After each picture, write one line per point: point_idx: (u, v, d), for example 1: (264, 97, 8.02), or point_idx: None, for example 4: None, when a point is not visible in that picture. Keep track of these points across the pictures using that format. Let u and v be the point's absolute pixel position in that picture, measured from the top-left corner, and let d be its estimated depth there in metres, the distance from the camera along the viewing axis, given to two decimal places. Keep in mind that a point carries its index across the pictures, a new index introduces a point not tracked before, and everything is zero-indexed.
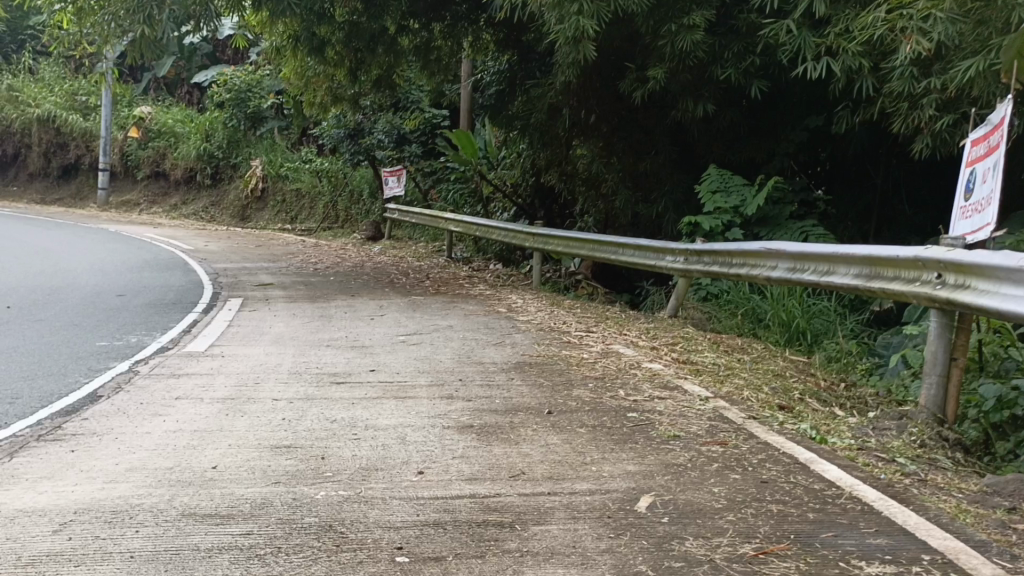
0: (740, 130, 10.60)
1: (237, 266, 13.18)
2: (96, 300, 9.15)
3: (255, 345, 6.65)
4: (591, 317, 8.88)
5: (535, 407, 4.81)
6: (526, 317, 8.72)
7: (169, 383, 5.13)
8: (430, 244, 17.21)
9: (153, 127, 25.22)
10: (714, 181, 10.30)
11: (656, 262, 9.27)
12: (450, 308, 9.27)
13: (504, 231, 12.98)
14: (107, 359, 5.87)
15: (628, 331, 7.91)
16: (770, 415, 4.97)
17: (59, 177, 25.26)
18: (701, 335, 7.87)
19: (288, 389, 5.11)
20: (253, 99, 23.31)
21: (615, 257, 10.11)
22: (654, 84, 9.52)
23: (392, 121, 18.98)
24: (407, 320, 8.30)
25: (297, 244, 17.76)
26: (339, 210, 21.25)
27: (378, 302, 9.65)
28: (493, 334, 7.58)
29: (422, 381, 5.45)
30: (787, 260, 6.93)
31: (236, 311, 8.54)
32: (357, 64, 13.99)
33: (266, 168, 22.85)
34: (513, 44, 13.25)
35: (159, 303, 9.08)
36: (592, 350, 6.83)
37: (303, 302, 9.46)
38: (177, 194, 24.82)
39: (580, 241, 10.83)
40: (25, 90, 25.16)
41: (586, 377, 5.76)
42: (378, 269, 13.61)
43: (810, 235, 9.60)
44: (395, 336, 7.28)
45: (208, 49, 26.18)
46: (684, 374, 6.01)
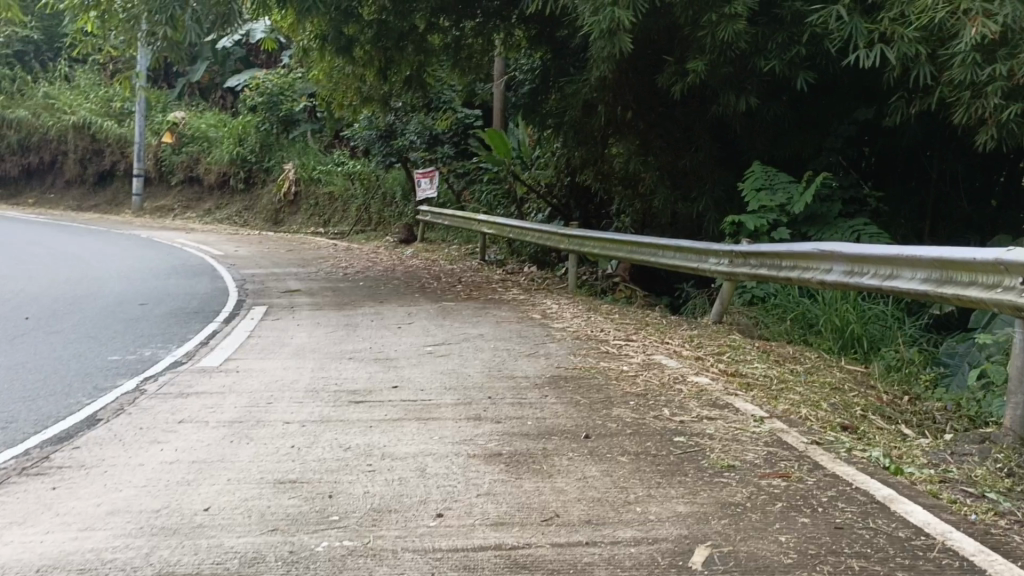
0: (786, 124, 9.99)
1: (265, 272, 12.93)
2: (117, 310, 8.92)
3: (274, 358, 6.28)
4: (631, 324, 8.36)
5: (570, 430, 4.34)
6: (562, 324, 8.24)
7: (175, 404, 4.77)
8: (462, 247, 16.83)
9: (187, 132, 25.31)
10: (759, 178, 9.70)
11: (699, 265, 8.72)
12: (481, 315, 8.84)
13: (538, 233, 12.53)
14: (114, 377, 5.55)
15: (671, 339, 7.39)
16: (834, 438, 4.41)
17: (95, 183, 25.43)
18: (749, 343, 7.33)
19: (303, 409, 4.71)
20: (284, 102, 23.23)
21: (655, 259, 9.59)
22: (694, 77, 8.96)
23: (424, 122, 18.65)
24: (436, 329, 7.88)
25: (329, 247, 17.50)
26: (372, 213, 21.00)
27: (406, 309, 9.26)
28: (526, 343, 7.12)
29: (448, 399, 5.00)
30: (843, 262, 6.33)
31: (258, 320, 8.22)
32: (386, 64, 13.65)
33: (299, 171, 22.70)
34: (545, 40, 12.76)
35: (180, 312, 8.82)
36: (632, 362, 6.34)
37: (329, 310, 9.11)
38: (211, 198, 24.83)
39: (617, 243, 10.33)
40: (61, 98, 25.51)
41: (627, 393, 5.27)
42: (409, 273, 13.25)
43: (863, 234, 8.97)
44: (422, 347, 6.86)
45: (241, 54, 26.14)
46: (733, 389, 5.49)
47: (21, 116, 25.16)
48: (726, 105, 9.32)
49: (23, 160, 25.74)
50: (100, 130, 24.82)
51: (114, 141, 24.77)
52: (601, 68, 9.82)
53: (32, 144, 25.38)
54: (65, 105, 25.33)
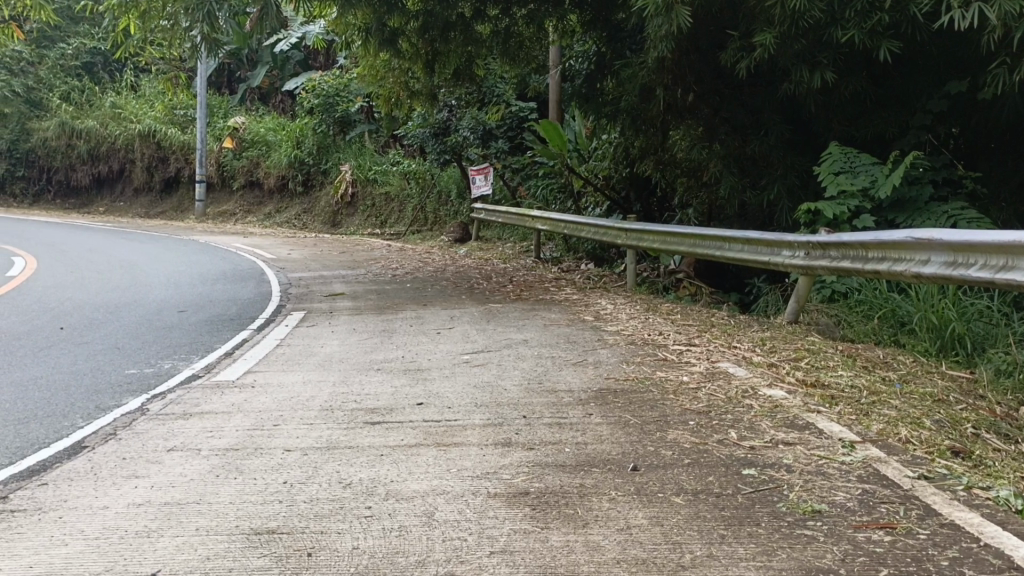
0: (866, 101, 9.00)
1: (313, 275, 12.58)
2: (153, 317, 8.62)
3: (296, 370, 5.74)
4: (693, 326, 7.57)
5: (614, 460, 3.64)
6: (616, 327, 7.52)
7: (170, 427, 4.25)
8: (518, 245, 16.22)
9: (246, 136, 25.40)
10: (837, 160, 8.76)
11: (771, 258, 7.84)
12: (529, 317, 8.20)
13: (595, 228, 11.81)
14: (121, 394, 5.08)
15: (739, 344, 6.59)
16: (945, 467, 3.58)
17: (160, 191, 25.81)
18: (831, 347, 6.46)
19: (310, 434, 4.12)
20: (340, 104, 22.87)
21: (721, 254, 8.76)
22: (761, 52, 8.09)
23: (477, 117, 18.04)
24: (477, 334, 7.26)
25: (383, 249, 17.13)
26: (428, 213, 20.61)
27: (451, 311, 8.70)
28: (574, 350, 6.43)
29: (476, 420, 4.36)
30: (944, 252, 5.40)
31: (292, 327, 7.76)
32: (433, 55, 13.12)
33: (356, 172, 22.43)
34: (600, 22, 11.96)
35: (217, 319, 8.46)
36: (693, 371, 5.57)
37: (369, 314, 8.59)
38: (272, 202, 24.88)
39: (679, 236, 9.53)
40: (127, 108, 25.98)
41: (687, 411, 4.52)
42: (461, 273, 12.71)
43: (959, 219, 7.96)
44: (459, 356, 6.25)
45: (299, 57, 26.05)
46: (814, 404, 4.67)
47: (89, 126, 25.70)
48: (797, 82, 8.42)
49: (92, 170, 26.31)
50: (163, 138, 25.16)
51: (177, 148, 25.07)
52: (659, 49, 9.03)
53: (100, 153, 25.92)
54: (130, 114, 25.75)
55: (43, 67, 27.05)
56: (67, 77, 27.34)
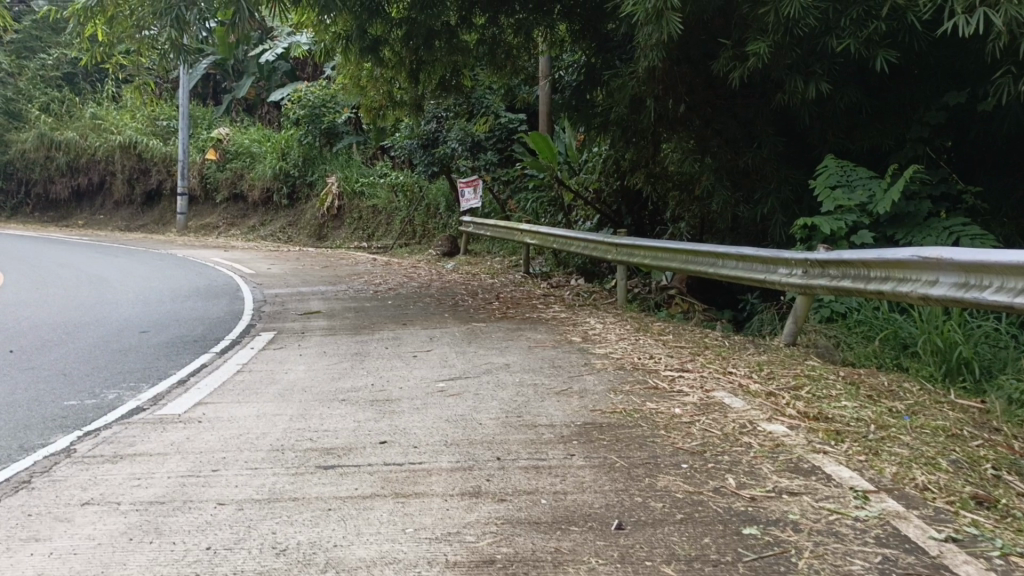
0: (864, 112, 8.58)
1: (291, 291, 12.06)
2: (113, 339, 8.09)
3: (251, 402, 5.22)
4: (685, 348, 7.10)
5: (595, 516, 3.16)
6: (604, 349, 7.05)
7: (93, 474, 3.74)
8: (506, 259, 15.76)
9: (230, 148, 24.86)
10: (833, 174, 8.31)
11: (768, 276, 7.39)
12: (513, 338, 7.71)
13: (584, 242, 11.36)
14: (50, 432, 4.56)
15: (735, 370, 6.12)
16: (971, 523, 3.09)
17: (143, 204, 25.24)
18: (832, 373, 5.99)
19: (251, 482, 3.62)
20: (327, 115, 22.34)
21: (714, 270, 8.31)
22: (754, 61, 7.66)
23: (465, 128, 17.54)
24: (456, 357, 6.78)
25: (368, 263, 16.63)
26: (416, 226, 20.14)
27: (430, 331, 8.20)
28: (559, 377, 5.93)
29: (442, 464, 3.87)
30: (953, 273, 4.93)
31: (257, 350, 7.24)
32: (417, 64, 12.66)
33: (342, 185, 21.93)
34: (589, 31, 11.52)
35: (179, 341, 7.93)
36: (686, 402, 5.08)
37: (342, 335, 8.07)
38: (256, 215, 24.33)
39: (671, 251, 9.08)
40: (109, 119, 25.44)
41: (679, 451, 4.04)
42: (445, 289, 12.23)
43: (964, 235, 7.52)
44: (433, 385, 5.73)
45: (286, 67, 25.58)
46: (819, 443, 4.20)
47: (70, 138, 25.15)
48: (792, 93, 7.99)
49: (72, 182, 25.72)
50: (146, 149, 24.65)
51: (160, 160, 24.56)
52: (647, 59, 8.59)
53: (81, 165, 25.34)
54: (111, 125, 25.20)
55: (23, 78, 26.55)
56: (47, 88, 26.77)
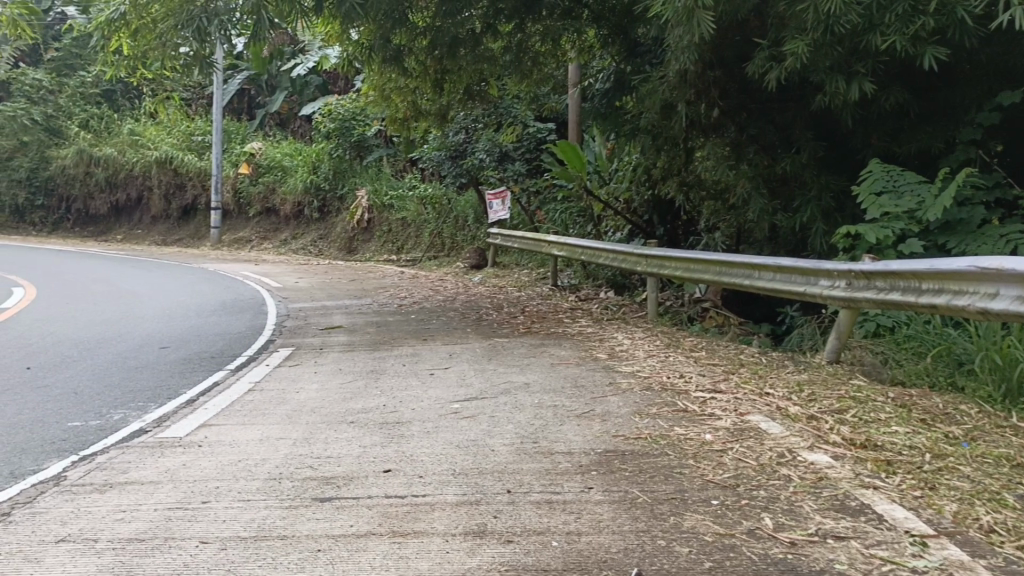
0: (909, 114, 8.14)
1: (315, 305, 11.91)
2: (130, 355, 7.95)
3: (256, 423, 4.98)
4: (718, 366, 6.72)
5: (612, 564, 2.86)
6: (632, 368, 6.70)
7: (78, 505, 3.50)
8: (535, 272, 15.47)
9: (263, 162, 24.93)
10: (878, 180, 7.86)
11: (808, 289, 6.98)
12: (536, 355, 7.41)
13: (614, 254, 11.01)
14: (45, 456, 4.33)
15: (772, 391, 5.73)
16: None
17: (178, 219, 25.41)
18: (879, 393, 5.58)
19: (240, 517, 3.35)
20: (357, 128, 22.53)
21: (750, 283, 7.91)
22: (791, 63, 7.28)
23: (493, 139, 17.31)
24: (474, 376, 6.49)
25: (395, 276, 16.44)
26: (445, 238, 19.96)
27: (450, 348, 7.94)
28: (581, 397, 5.61)
29: (448, 497, 3.57)
30: (1015, 285, 4.51)
31: (272, 367, 7.03)
32: (443, 74, 12.46)
33: (371, 198, 21.84)
34: (618, 38, 11.21)
35: (196, 357, 7.77)
36: (718, 428, 4.73)
37: (360, 351, 7.83)
38: (288, 229, 24.32)
39: (704, 263, 8.70)
40: (145, 134, 25.72)
41: (710, 485, 3.70)
42: (471, 302, 11.97)
43: (1020, 244, 7.05)
44: (448, 406, 5.44)
45: (318, 81, 25.76)
46: (867, 477, 3.83)
47: (107, 153, 25.39)
48: (831, 96, 7.59)
49: (110, 198, 26.02)
50: (181, 164, 24.85)
51: (195, 174, 24.76)
52: (678, 63, 8.24)
53: (118, 181, 25.61)
54: (148, 141, 25.45)
55: (63, 95, 27.03)
56: (86, 105, 27.20)
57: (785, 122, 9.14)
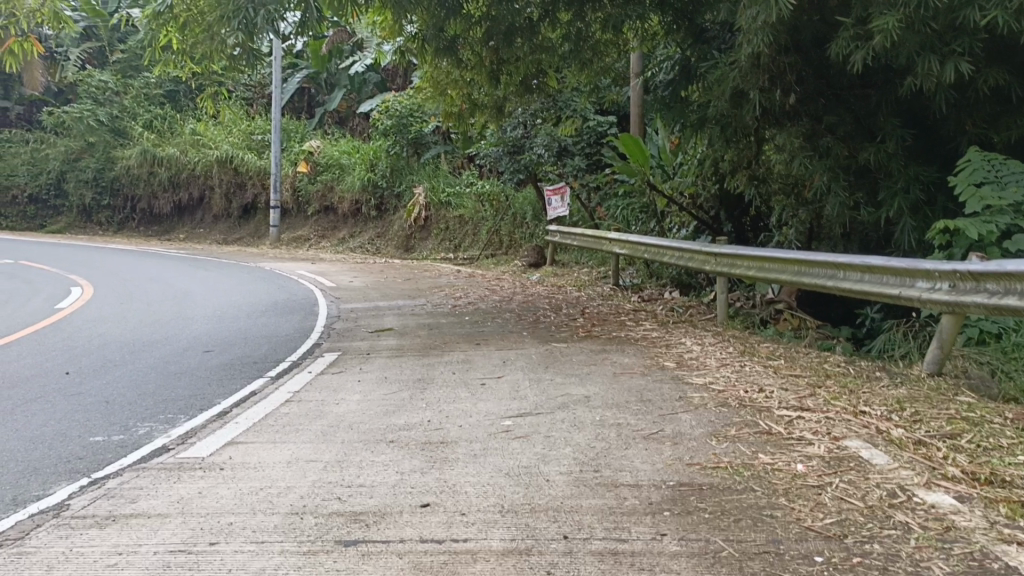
0: (1013, 96, 7.26)
1: (367, 306, 11.54)
2: (172, 359, 7.64)
3: (286, 442, 4.51)
4: (801, 378, 6.00)
5: None
6: (704, 378, 6.04)
7: (73, 544, 3.06)
8: (595, 270, 14.84)
9: (321, 160, 24.76)
10: (978, 169, 6.98)
11: (904, 291, 6.18)
12: (596, 363, 6.78)
13: (680, 252, 10.29)
14: (53, 480, 3.93)
15: (868, 409, 5.00)
16: None
17: (239, 217, 25.52)
18: (996, 413, 4.81)
19: (250, 566, 2.86)
20: (414, 124, 22.28)
21: (834, 283, 7.13)
22: (880, 41, 6.46)
23: (552, 133, 16.61)
24: (530, 386, 5.94)
25: (451, 275, 15.98)
26: (503, 236, 19.50)
27: (504, 353, 7.39)
28: (647, 416, 4.97)
29: (493, 543, 3.03)
30: None
31: (314, 375, 6.59)
32: (499, 64, 11.88)
33: (429, 195, 21.46)
34: (682, 23, 10.39)
35: (238, 363, 7.40)
36: (809, 455, 4.06)
37: (408, 357, 7.34)
38: (346, 227, 24.15)
39: (781, 261, 7.93)
40: (207, 134, 25.91)
41: (810, 534, 3.06)
42: (528, 303, 11.42)
43: None
44: (498, 423, 4.91)
45: (376, 78, 25.53)
46: (1003, 526, 3.13)
47: (170, 153, 25.65)
48: (923, 79, 6.76)
49: (173, 198, 26.26)
50: (241, 163, 24.96)
51: (255, 173, 24.85)
52: (750, 45, 7.48)
53: (181, 180, 25.83)
54: (209, 141, 25.61)
55: (128, 96, 27.53)
56: (150, 105, 27.59)
57: (867, 109, 8.29)
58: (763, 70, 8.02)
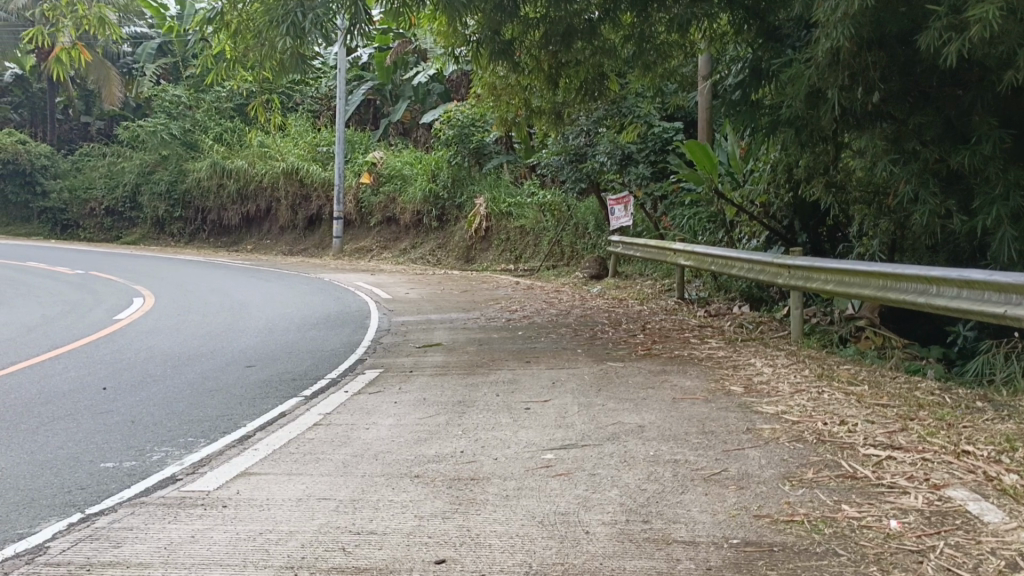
0: None
1: (419, 319, 11.16)
2: (212, 374, 7.38)
3: (303, 474, 4.09)
4: (888, 409, 5.27)
5: None
6: (775, 407, 5.40)
7: None
8: (659, 283, 14.17)
9: (384, 171, 24.70)
10: None
11: (1009, 310, 5.38)
12: (655, 387, 6.17)
13: (750, 264, 9.57)
14: (44, 516, 3.60)
15: (972, 448, 4.26)
16: None
17: (305, 228, 25.65)
18: None
19: None
20: (476, 134, 22.07)
21: (925, 300, 6.35)
22: (977, 31, 5.71)
23: (615, 140, 15.86)
24: (579, 412, 5.40)
25: (510, 287, 15.54)
26: (565, 247, 18.97)
27: (555, 373, 6.87)
28: (708, 451, 4.37)
29: None
30: None
31: (351, 395, 6.18)
32: (558, 68, 11.37)
33: (490, 206, 21.09)
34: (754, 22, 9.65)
35: (276, 379, 7.08)
36: (906, 509, 3.39)
37: (451, 377, 6.86)
38: (408, 238, 23.97)
39: (863, 274, 7.18)
40: (273, 146, 26.21)
41: None
42: (587, 317, 10.85)
43: None
44: (539, 456, 4.39)
45: (439, 89, 25.36)
46: None
47: (239, 166, 26.05)
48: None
49: (241, 209, 26.59)
50: (306, 175, 25.15)
51: (319, 185, 24.99)
52: (828, 41, 6.77)
53: (249, 192, 26.15)
54: (276, 153, 25.89)
55: (200, 109, 28.19)
56: (221, 119, 28.07)
57: (959, 110, 7.48)
58: (843, 68, 7.22)
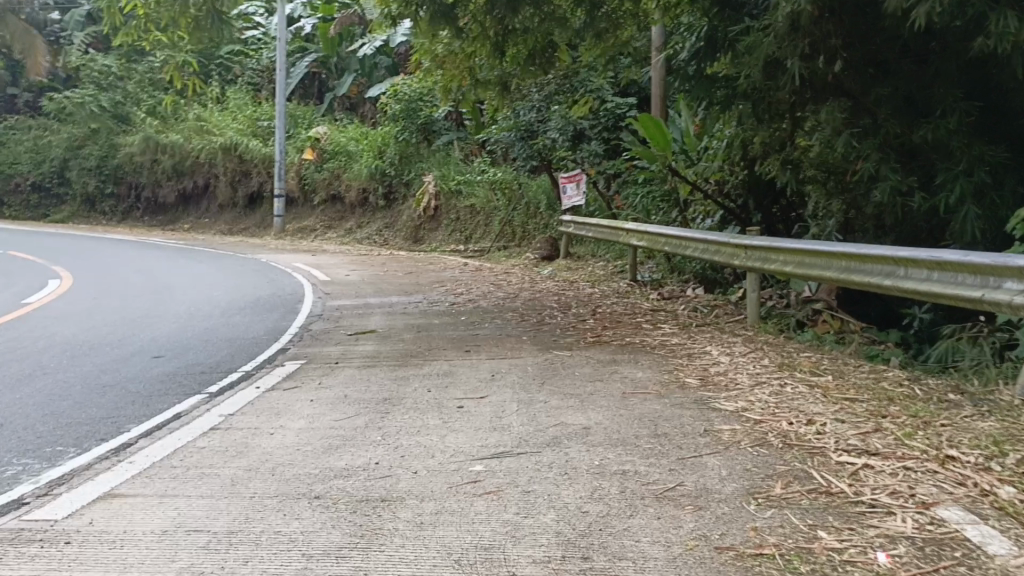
0: None
1: (356, 303, 10.40)
2: (110, 368, 6.55)
3: (177, 498, 3.40)
4: (857, 404, 4.76)
5: None
6: (734, 403, 4.84)
7: None
8: (612, 265, 13.61)
9: (328, 147, 23.64)
10: None
11: (985, 293, 4.90)
12: (604, 380, 5.58)
13: (704, 244, 9.05)
14: None
15: (957, 453, 3.74)
16: None
17: (245, 207, 24.50)
18: None
19: None
20: (424, 109, 21.23)
21: (891, 282, 5.87)
22: None
23: (567, 116, 15.26)
24: (517, 411, 4.78)
25: (457, 268, 14.82)
26: (516, 227, 18.31)
27: (497, 364, 6.23)
28: (662, 459, 3.80)
29: None
30: None
31: (262, 392, 5.46)
32: (504, 35, 10.47)
33: (439, 183, 20.28)
34: None
35: (183, 372, 6.31)
36: (894, 537, 2.84)
37: (380, 369, 6.17)
38: (353, 217, 22.99)
39: (824, 254, 6.68)
40: (211, 120, 24.93)
41: None
42: (534, 300, 10.23)
43: None
44: (467, 468, 3.75)
45: (387, 62, 24.36)
46: None
47: (174, 140, 24.73)
48: (996, 38, 5.53)
49: (177, 186, 25.29)
50: (246, 151, 23.98)
51: (260, 161, 23.86)
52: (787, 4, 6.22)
53: (185, 168, 24.84)
54: (214, 127, 24.63)
55: (131, 81, 26.67)
56: (155, 91, 26.66)
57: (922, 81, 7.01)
58: (803, 34, 6.68)
